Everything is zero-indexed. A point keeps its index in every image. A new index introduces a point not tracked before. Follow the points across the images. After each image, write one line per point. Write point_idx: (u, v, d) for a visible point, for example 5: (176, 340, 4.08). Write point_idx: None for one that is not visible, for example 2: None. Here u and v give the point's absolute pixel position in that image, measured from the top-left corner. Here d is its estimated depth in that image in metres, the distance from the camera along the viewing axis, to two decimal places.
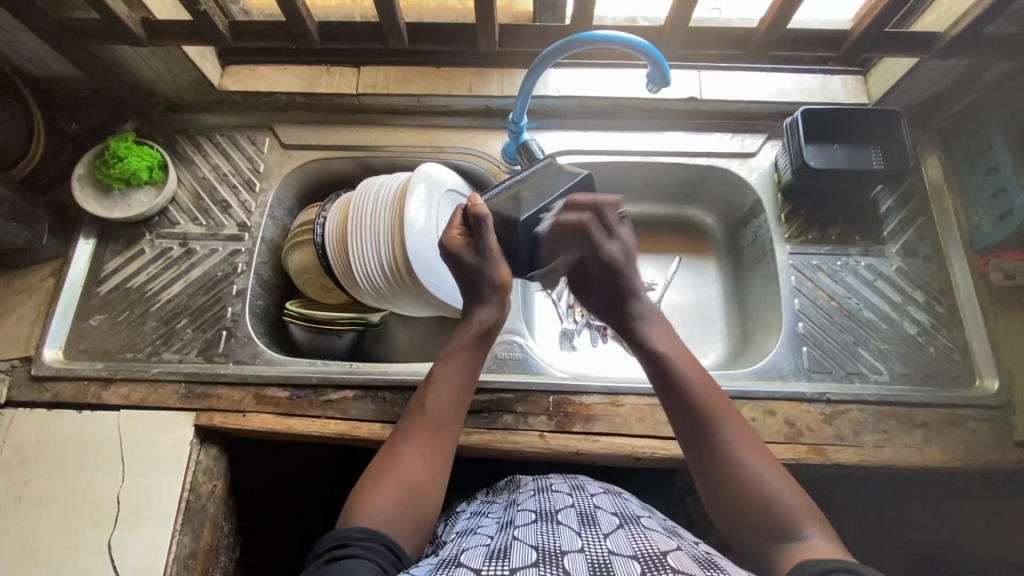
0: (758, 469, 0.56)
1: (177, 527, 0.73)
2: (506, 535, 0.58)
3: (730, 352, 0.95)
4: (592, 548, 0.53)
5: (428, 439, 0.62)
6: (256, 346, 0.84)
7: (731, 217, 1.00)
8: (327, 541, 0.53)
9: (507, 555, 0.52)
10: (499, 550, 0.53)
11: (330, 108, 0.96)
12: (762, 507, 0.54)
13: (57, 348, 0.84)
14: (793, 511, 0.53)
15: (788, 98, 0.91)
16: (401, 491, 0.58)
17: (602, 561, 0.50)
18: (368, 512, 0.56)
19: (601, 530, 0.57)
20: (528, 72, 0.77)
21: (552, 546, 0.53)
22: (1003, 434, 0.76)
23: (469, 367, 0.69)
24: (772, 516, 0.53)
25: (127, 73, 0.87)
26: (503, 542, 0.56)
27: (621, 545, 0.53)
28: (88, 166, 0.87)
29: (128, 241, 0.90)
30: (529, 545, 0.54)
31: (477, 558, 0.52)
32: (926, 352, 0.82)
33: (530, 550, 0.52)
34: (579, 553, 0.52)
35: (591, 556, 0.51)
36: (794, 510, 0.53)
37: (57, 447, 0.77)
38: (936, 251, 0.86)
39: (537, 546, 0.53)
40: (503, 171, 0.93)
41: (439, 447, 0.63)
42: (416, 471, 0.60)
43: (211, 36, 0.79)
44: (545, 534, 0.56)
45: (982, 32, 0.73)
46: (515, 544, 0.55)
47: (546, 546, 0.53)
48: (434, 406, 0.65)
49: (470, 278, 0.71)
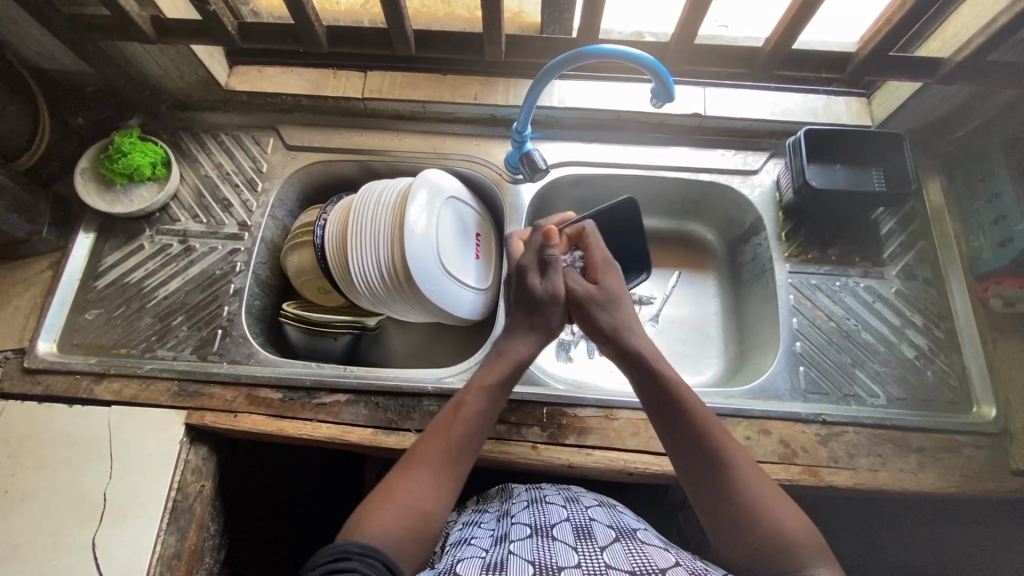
0: (769, 498, 0.57)
1: (162, 526, 0.73)
2: (502, 548, 0.58)
3: (726, 368, 0.95)
4: (590, 564, 0.53)
5: (443, 462, 0.61)
6: (251, 346, 0.84)
7: (731, 233, 1.00)
8: (326, 555, 0.50)
9: (505, 571, 0.52)
10: (494, 563, 0.54)
11: (337, 111, 0.96)
12: (770, 536, 0.54)
13: (51, 341, 0.83)
14: (797, 536, 0.54)
15: (792, 117, 0.91)
16: (407, 511, 0.56)
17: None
18: (372, 531, 0.54)
19: (598, 544, 0.57)
20: (534, 82, 0.77)
21: (550, 564, 0.53)
22: (999, 462, 0.75)
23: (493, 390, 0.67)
24: (781, 545, 0.53)
25: (135, 69, 0.88)
26: (499, 555, 0.55)
27: (619, 559, 0.54)
28: (92, 160, 0.87)
29: (128, 235, 0.90)
30: (527, 560, 0.53)
31: (472, 571, 0.52)
32: (924, 377, 0.81)
33: (528, 565, 0.52)
34: (577, 570, 0.52)
35: (588, 571, 0.52)
36: (804, 541, 0.54)
37: (45, 441, 0.76)
38: (935, 275, 0.86)
39: (535, 563, 0.52)
40: (506, 180, 0.93)
41: (447, 474, 0.60)
42: (426, 492, 0.58)
43: (220, 36, 0.79)
44: (541, 549, 0.55)
45: (988, 59, 0.74)
46: (512, 558, 0.54)
47: (543, 562, 0.53)
48: (453, 428, 0.63)
49: (527, 304, 0.71)
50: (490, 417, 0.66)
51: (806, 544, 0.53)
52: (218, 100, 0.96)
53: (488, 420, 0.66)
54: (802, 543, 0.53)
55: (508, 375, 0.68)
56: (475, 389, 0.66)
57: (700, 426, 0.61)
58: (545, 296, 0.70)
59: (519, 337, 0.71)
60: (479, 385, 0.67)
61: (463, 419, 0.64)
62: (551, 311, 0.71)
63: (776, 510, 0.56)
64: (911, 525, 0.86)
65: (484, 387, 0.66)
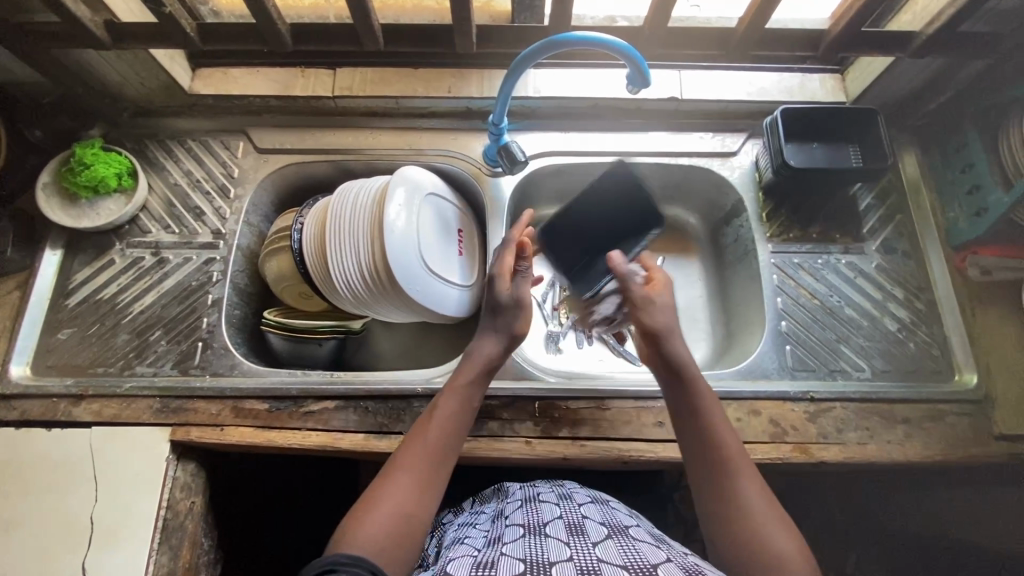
0: (763, 520, 0.56)
1: (154, 546, 0.71)
2: (494, 548, 0.57)
3: (714, 351, 0.95)
4: (581, 556, 0.53)
5: (423, 464, 0.60)
6: (234, 357, 0.82)
7: (713, 216, 1.00)
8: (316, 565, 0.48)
9: (495, 566, 0.52)
10: (485, 561, 0.53)
11: (307, 110, 0.94)
12: (761, 556, 0.53)
13: (24, 364, 0.81)
14: (791, 560, 0.53)
15: (768, 96, 0.91)
16: (391, 517, 0.55)
17: (591, 567, 0.51)
18: (356, 540, 0.53)
19: (591, 539, 0.57)
20: (508, 74, 0.75)
21: (540, 557, 0.53)
22: (982, 428, 0.77)
23: (465, 389, 0.68)
24: (769, 567, 0.53)
25: (92, 77, 0.85)
26: (490, 554, 0.55)
27: (611, 554, 0.54)
28: (54, 173, 0.84)
29: (97, 250, 0.87)
30: (517, 557, 0.53)
31: (462, 571, 0.52)
32: (906, 349, 0.83)
33: (517, 560, 0.52)
34: (568, 562, 0.52)
35: (580, 564, 0.52)
36: (794, 561, 0.53)
37: (24, 468, 0.74)
38: (913, 247, 0.87)
39: (525, 558, 0.52)
40: (484, 173, 0.92)
41: (429, 478, 0.60)
42: (406, 498, 0.57)
43: (179, 40, 0.76)
44: (533, 546, 0.55)
45: (958, 31, 0.74)
46: (503, 555, 0.54)
47: (532, 557, 0.53)
48: (428, 431, 0.63)
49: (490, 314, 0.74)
50: (467, 421, 0.67)
51: (796, 569, 0.52)
52: (183, 105, 0.93)
53: (463, 419, 0.66)
54: (794, 569, 0.52)
55: (479, 374, 0.70)
56: (447, 393, 0.67)
57: (704, 421, 0.64)
58: (509, 302, 0.73)
59: (485, 340, 0.73)
60: (454, 389, 0.68)
61: (439, 421, 0.64)
62: (515, 320, 0.73)
63: (767, 528, 0.55)
64: (899, 493, 0.88)
65: (459, 389, 0.68)
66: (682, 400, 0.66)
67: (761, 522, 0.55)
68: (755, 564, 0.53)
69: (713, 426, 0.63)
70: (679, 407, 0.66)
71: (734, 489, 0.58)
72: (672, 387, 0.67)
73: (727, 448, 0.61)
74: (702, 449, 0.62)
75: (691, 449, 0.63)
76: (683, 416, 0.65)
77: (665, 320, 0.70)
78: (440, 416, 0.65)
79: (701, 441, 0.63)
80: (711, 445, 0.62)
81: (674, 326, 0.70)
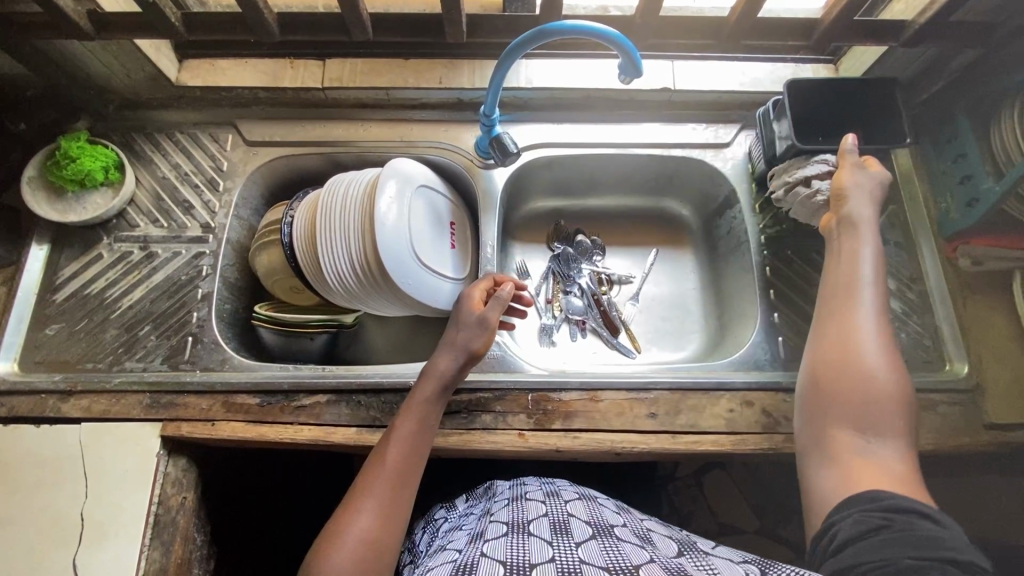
0: (875, 369, 0.59)
1: (145, 542, 0.71)
2: (476, 548, 0.57)
3: (708, 343, 0.95)
4: (563, 557, 0.53)
5: (383, 488, 0.61)
6: (224, 352, 0.81)
7: (706, 208, 0.99)
8: None
9: (474, 571, 0.51)
10: (465, 564, 0.53)
11: (296, 102, 0.92)
12: (862, 399, 0.58)
13: (11, 360, 0.80)
14: (889, 409, 0.57)
15: (761, 87, 0.90)
16: (356, 546, 0.56)
17: (574, 568, 0.51)
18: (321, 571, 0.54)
19: (575, 540, 0.57)
20: (499, 64, 0.74)
21: (521, 560, 0.53)
22: (972, 417, 0.77)
23: (425, 407, 0.68)
24: (869, 410, 0.57)
25: (77, 68, 0.83)
26: (471, 556, 0.55)
27: (593, 554, 0.54)
28: (39, 166, 0.83)
29: (84, 245, 0.86)
30: (498, 559, 0.53)
31: None
32: (898, 339, 0.83)
33: (497, 563, 0.52)
34: (550, 564, 0.52)
35: (562, 565, 0.52)
36: (894, 413, 0.57)
37: (12, 465, 0.73)
38: (906, 238, 0.87)
39: (506, 561, 0.52)
40: (477, 165, 0.91)
41: (393, 503, 0.60)
42: (369, 526, 0.58)
43: (164, 29, 0.74)
44: (515, 546, 0.56)
45: (950, 20, 0.74)
46: (483, 558, 0.54)
47: (513, 559, 0.53)
48: (387, 454, 0.63)
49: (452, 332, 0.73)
50: (426, 440, 0.67)
51: (887, 426, 0.57)
52: (170, 97, 0.92)
53: (423, 438, 0.66)
54: (883, 421, 0.57)
55: (436, 391, 0.69)
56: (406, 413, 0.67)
57: (852, 274, 0.64)
58: (473, 322, 0.72)
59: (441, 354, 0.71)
60: (413, 408, 0.68)
61: (397, 443, 0.64)
62: (476, 338, 0.72)
63: (877, 377, 0.58)
64: None
65: (417, 408, 0.67)
66: (846, 253, 0.66)
67: (875, 370, 0.59)
68: (855, 406, 0.58)
69: (859, 280, 0.64)
70: (843, 257, 0.66)
71: (856, 343, 0.61)
72: (841, 240, 0.68)
73: (867, 301, 0.63)
74: (837, 300, 0.64)
75: (828, 299, 0.65)
76: (834, 270, 0.66)
77: (859, 182, 0.69)
78: (398, 438, 0.65)
79: (840, 292, 0.64)
80: (849, 295, 0.63)
81: (862, 191, 0.69)
